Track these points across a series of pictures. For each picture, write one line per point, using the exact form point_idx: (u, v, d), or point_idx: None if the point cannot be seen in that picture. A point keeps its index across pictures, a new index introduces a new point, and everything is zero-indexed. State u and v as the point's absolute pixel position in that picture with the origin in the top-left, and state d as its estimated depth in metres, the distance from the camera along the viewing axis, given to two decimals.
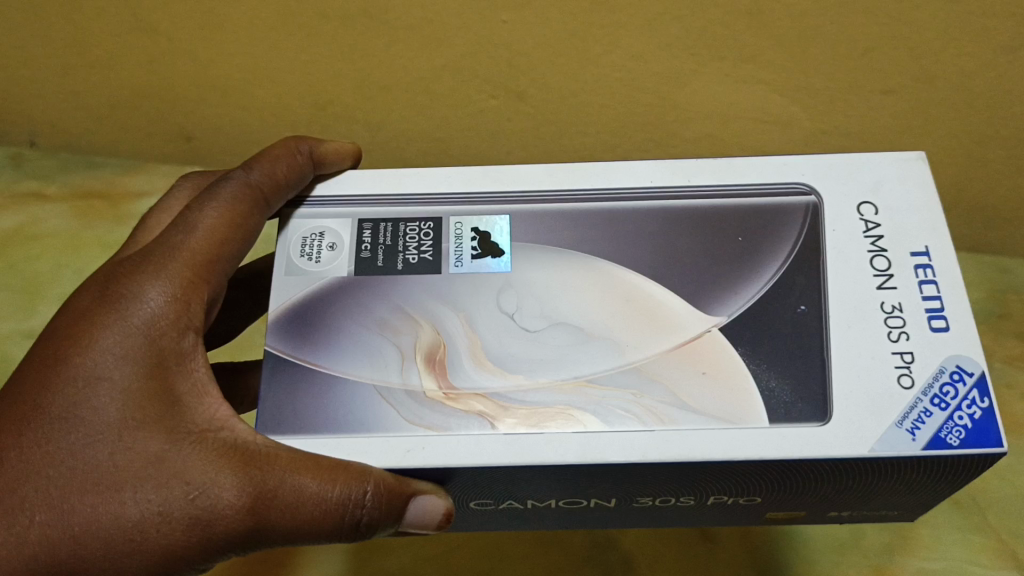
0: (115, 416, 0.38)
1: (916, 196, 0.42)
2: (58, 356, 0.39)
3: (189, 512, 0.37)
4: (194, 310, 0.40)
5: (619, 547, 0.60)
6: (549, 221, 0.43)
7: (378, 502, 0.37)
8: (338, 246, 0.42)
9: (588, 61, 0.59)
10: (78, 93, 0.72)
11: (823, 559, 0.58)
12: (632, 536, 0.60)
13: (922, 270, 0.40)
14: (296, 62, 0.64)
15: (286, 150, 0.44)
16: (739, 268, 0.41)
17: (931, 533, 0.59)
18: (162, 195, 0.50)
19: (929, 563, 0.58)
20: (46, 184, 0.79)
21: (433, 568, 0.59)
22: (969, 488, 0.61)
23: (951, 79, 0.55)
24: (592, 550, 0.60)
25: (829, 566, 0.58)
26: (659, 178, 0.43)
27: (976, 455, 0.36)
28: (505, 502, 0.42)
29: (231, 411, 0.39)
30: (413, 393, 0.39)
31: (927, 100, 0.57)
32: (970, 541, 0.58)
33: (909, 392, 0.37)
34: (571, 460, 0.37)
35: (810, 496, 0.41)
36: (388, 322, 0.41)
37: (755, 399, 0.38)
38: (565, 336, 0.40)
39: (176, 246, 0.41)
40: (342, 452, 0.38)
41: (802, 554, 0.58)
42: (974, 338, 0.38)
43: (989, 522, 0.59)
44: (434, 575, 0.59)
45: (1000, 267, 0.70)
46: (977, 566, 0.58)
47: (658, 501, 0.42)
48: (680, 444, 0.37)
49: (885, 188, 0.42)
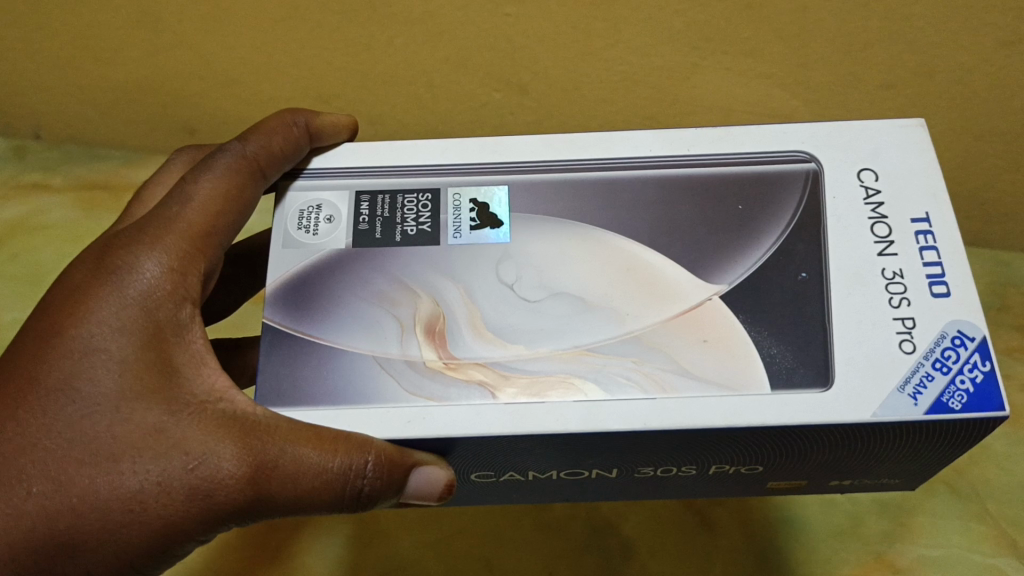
0: (112, 387, 0.38)
1: (917, 161, 0.42)
2: (55, 329, 0.39)
3: (188, 482, 0.37)
4: (191, 282, 0.40)
5: (618, 534, 0.62)
6: (546, 191, 0.42)
7: (379, 473, 0.37)
8: (336, 218, 0.42)
9: (595, 59, 0.62)
10: (87, 85, 0.76)
11: (823, 545, 0.60)
12: (632, 523, 0.62)
13: (922, 237, 0.40)
14: (315, 58, 0.67)
15: (282, 124, 0.44)
16: (739, 236, 0.41)
17: (930, 521, 0.61)
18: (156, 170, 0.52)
19: (928, 550, 0.60)
20: (51, 175, 0.83)
21: (442, 548, 0.61)
22: (970, 479, 0.63)
23: (948, 71, 0.58)
24: (592, 536, 0.61)
25: (829, 553, 0.60)
26: (663, 148, 0.43)
27: (977, 419, 0.36)
28: (506, 474, 0.42)
29: (230, 381, 0.39)
30: (413, 363, 0.39)
31: (922, 97, 0.60)
32: (970, 529, 0.61)
33: (911, 357, 0.37)
34: (573, 428, 0.37)
35: (813, 464, 0.41)
36: (387, 293, 0.41)
37: (756, 365, 0.38)
38: (566, 306, 0.40)
39: (173, 219, 0.41)
40: (341, 423, 0.38)
41: (801, 541, 0.60)
42: (975, 303, 0.38)
43: (990, 511, 0.62)
44: (442, 556, 0.61)
45: (998, 260, 0.73)
46: (976, 554, 0.60)
47: (660, 471, 0.42)
48: (681, 412, 0.37)
49: (885, 154, 0.42)
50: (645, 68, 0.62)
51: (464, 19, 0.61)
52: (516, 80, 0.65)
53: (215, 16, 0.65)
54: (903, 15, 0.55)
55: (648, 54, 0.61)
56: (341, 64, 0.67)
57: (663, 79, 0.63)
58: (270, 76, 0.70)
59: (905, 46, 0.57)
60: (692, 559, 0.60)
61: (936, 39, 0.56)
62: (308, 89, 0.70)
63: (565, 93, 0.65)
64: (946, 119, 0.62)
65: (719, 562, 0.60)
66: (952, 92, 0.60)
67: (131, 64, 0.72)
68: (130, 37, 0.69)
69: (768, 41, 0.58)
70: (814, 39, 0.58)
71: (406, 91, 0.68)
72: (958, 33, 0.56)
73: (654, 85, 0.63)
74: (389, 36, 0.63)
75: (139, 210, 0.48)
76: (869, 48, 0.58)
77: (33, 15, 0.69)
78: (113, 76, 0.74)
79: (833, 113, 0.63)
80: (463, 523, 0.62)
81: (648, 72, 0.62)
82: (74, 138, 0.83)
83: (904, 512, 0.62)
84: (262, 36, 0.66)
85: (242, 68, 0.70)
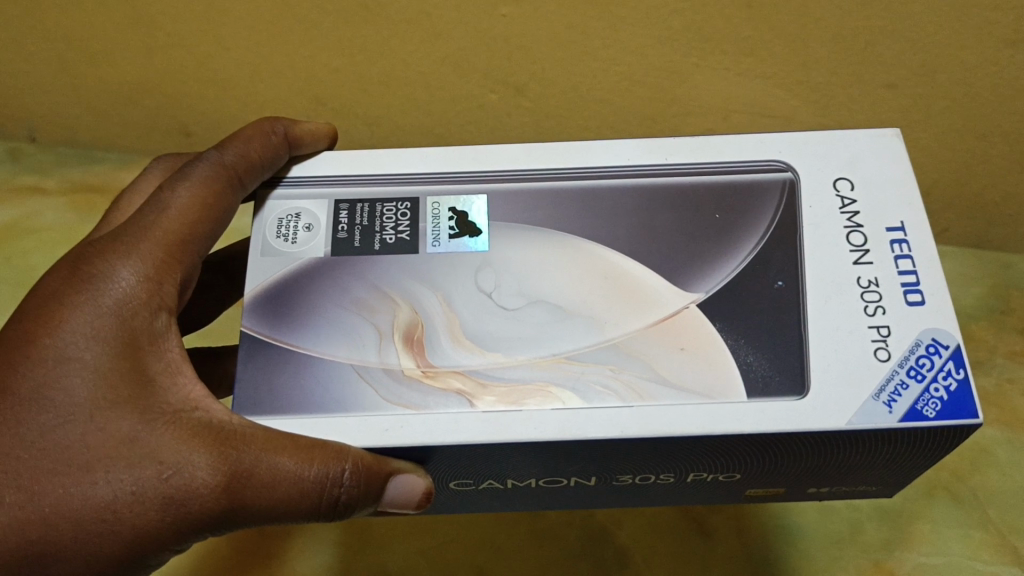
0: (86, 396, 0.38)
1: (891, 171, 0.42)
2: (28, 337, 0.39)
3: (162, 491, 0.37)
4: (167, 290, 0.40)
5: (614, 542, 0.61)
6: (524, 201, 0.43)
7: (356, 481, 0.37)
8: (315, 226, 0.42)
9: (591, 60, 0.62)
10: (82, 87, 0.76)
11: (821, 553, 0.60)
12: (627, 532, 0.62)
13: (897, 246, 0.40)
14: (311, 61, 0.67)
15: (261, 132, 0.44)
16: (717, 244, 0.41)
17: (930, 528, 0.61)
18: (132, 179, 0.52)
19: (928, 558, 0.60)
20: (46, 178, 0.83)
21: (437, 552, 0.61)
22: (971, 484, 0.63)
23: (948, 71, 0.58)
24: (588, 544, 0.61)
25: (828, 561, 0.60)
26: (641, 158, 0.44)
27: (951, 426, 0.36)
28: (485, 482, 0.42)
29: (205, 391, 0.39)
30: (391, 371, 0.39)
31: (922, 95, 0.60)
32: (970, 536, 0.61)
33: (886, 365, 0.38)
34: (551, 436, 0.37)
35: (790, 471, 0.41)
36: (365, 301, 0.41)
37: (733, 373, 0.38)
38: (543, 314, 0.40)
39: (149, 226, 0.41)
40: (317, 432, 0.38)
41: (799, 549, 0.60)
42: (949, 312, 0.39)
43: (990, 517, 0.62)
44: (437, 559, 0.60)
45: (994, 265, 0.72)
46: (978, 562, 0.60)
47: (638, 478, 0.42)
48: (659, 419, 0.37)
49: (860, 163, 0.43)
50: (642, 70, 0.62)
51: (463, 21, 0.61)
52: (513, 82, 0.65)
53: (212, 17, 0.65)
54: (901, 15, 0.56)
55: (645, 56, 0.61)
56: (337, 66, 0.67)
57: (661, 80, 0.63)
58: (266, 80, 0.70)
59: (903, 48, 0.57)
60: (688, 567, 0.60)
61: (933, 41, 0.56)
62: (305, 93, 0.70)
63: (563, 95, 0.65)
64: (943, 122, 0.62)
65: (715, 569, 0.60)
66: (951, 93, 0.60)
67: (127, 66, 0.72)
68: (126, 38, 0.69)
69: (766, 41, 0.58)
70: (813, 39, 0.58)
71: (403, 93, 0.68)
72: (955, 35, 0.56)
73: (650, 87, 0.63)
74: (387, 38, 0.63)
75: (116, 218, 0.48)
76: (867, 49, 0.58)
77: (29, 17, 0.69)
78: (109, 78, 0.74)
79: (829, 115, 0.63)
80: (457, 529, 0.62)
81: (645, 73, 0.62)
82: (68, 142, 0.83)
83: (903, 519, 0.62)
84: (259, 39, 0.66)
85: (238, 72, 0.70)
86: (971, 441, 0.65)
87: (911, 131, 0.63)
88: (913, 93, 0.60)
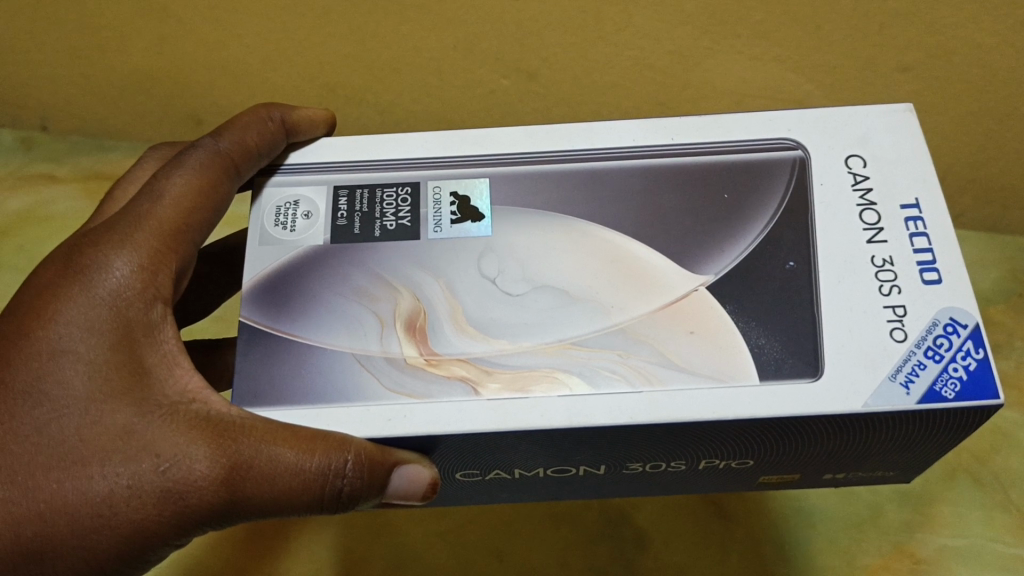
0: (81, 389, 0.37)
1: (903, 147, 0.41)
2: (21, 332, 0.39)
3: (160, 485, 0.36)
4: (163, 280, 0.40)
5: (632, 523, 0.61)
6: (528, 184, 0.42)
7: (360, 472, 0.36)
8: (314, 214, 0.42)
9: (601, 42, 0.61)
10: (91, 75, 0.75)
11: (842, 535, 0.59)
12: (645, 513, 0.61)
13: (912, 223, 0.39)
14: (318, 48, 0.66)
15: (258, 120, 0.44)
16: (726, 226, 0.40)
17: (952, 510, 0.60)
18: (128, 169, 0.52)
19: (950, 540, 0.59)
20: (58, 166, 0.83)
21: (446, 542, 0.60)
22: (990, 465, 0.62)
23: (968, 53, 0.57)
24: (605, 525, 0.60)
25: (848, 542, 0.59)
26: (647, 138, 0.43)
27: (971, 408, 0.35)
28: (492, 472, 0.41)
29: (203, 382, 0.39)
30: (393, 360, 0.38)
31: (941, 78, 0.59)
32: (992, 519, 0.60)
33: (902, 345, 0.37)
34: (558, 423, 0.36)
35: (805, 457, 0.40)
36: (366, 289, 0.40)
37: (745, 357, 0.37)
38: (549, 299, 0.39)
39: (144, 216, 0.41)
40: (319, 422, 0.37)
41: (820, 530, 0.59)
42: (967, 290, 0.38)
43: (1011, 499, 0.60)
44: (447, 549, 0.60)
45: (1018, 248, 0.71)
46: (1000, 543, 0.59)
47: (649, 466, 0.41)
48: (669, 405, 0.36)
49: (872, 140, 0.41)
50: (654, 52, 0.61)
51: (471, 4, 0.60)
52: (523, 67, 0.64)
53: (218, 3, 0.65)
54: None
55: (657, 37, 0.60)
56: (344, 53, 0.66)
57: (673, 64, 0.61)
58: (275, 67, 0.69)
59: (924, 26, 0.56)
60: (707, 549, 0.59)
61: (954, 18, 0.55)
62: (313, 81, 0.69)
63: (572, 79, 0.64)
64: (965, 102, 0.60)
65: (734, 550, 0.59)
66: (971, 74, 0.58)
67: (135, 54, 0.72)
68: (133, 26, 0.69)
69: (781, 22, 0.57)
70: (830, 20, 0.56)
71: (411, 80, 0.67)
72: (976, 14, 0.54)
73: (663, 70, 0.62)
74: (395, 24, 0.62)
75: (113, 209, 0.48)
76: (886, 26, 0.56)
77: (37, 5, 0.68)
78: (117, 67, 0.74)
79: (845, 96, 0.61)
80: (470, 515, 0.61)
81: (655, 56, 0.61)
82: (80, 130, 0.83)
83: (924, 501, 0.60)
84: (267, 27, 0.66)
85: (246, 60, 0.69)
86: (992, 423, 0.63)
87: (931, 112, 0.61)
88: (932, 76, 0.59)
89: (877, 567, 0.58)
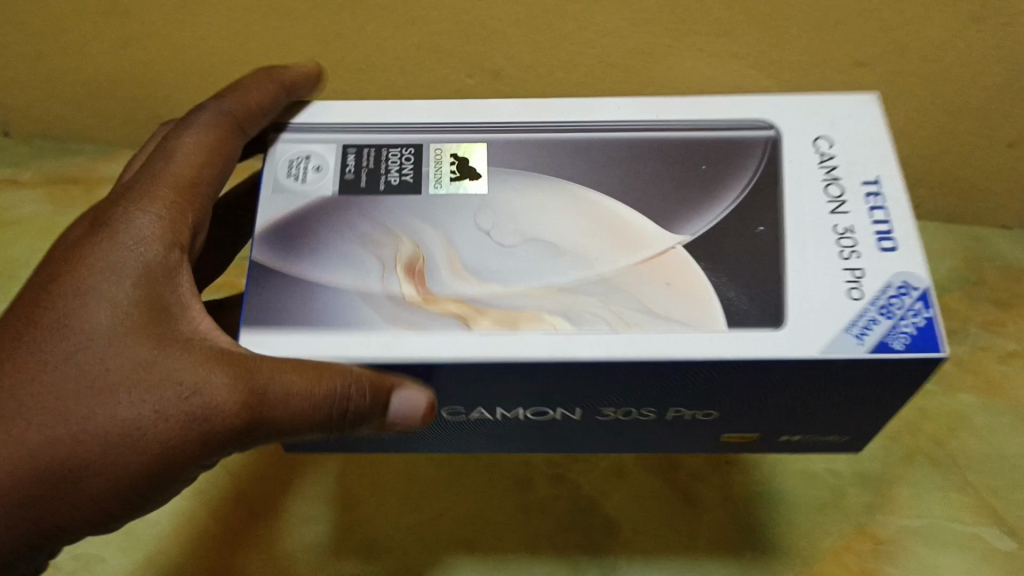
0: (109, 325, 0.43)
1: (867, 127, 0.45)
2: (55, 279, 0.45)
3: (183, 409, 0.42)
4: (182, 230, 0.46)
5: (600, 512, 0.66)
6: (522, 150, 0.46)
7: (363, 394, 0.41)
8: (323, 167, 0.46)
9: (562, 40, 0.66)
10: (55, 77, 0.80)
11: (802, 520, 0.66)
12: (611, 503, 0.67)
13: (873, 198, 0.43)
14: (279, 48, 0.71)
15: (261, 82, 0.48)
16: (699, 193, 0.45)
17: (912, 495, 0.67)
18: (142, 141, 0.57)
19: (913, 522, 0.66)
20: (21, 171, 0.87)
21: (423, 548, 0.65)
22: (948, 448, 0.70)
23: (908, 34, 0.63)
24: (574, 513, 0.66)
25: (809, 528, 0.65)
26: (633, 113, 0.47)
27: (917, 358, 0.39)
28: (475, 411, 0.46)
29: (218, 324, 0.44)
30: (394, 296, 0.43)
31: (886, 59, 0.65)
32: (955, 500, 0.67)
33: (859, 302, 0.41)
34: (542, 355, 0.40)
35: (763, 409, 0.44)
36: (370, 236, 0.45)
37: (713, 303, 0.42)
38: (537, 251, 0.44)
39: (162, 176, 0.46)
40: (330, 348, 0.42)
41: (782, 514, 0.66)
42: (920, 257, 0.42)
43: (970, 481, 0.68)
44: (419, 552, 0.65)
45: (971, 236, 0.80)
46: (960, 522, 0.66)
47: (621, 413, 0.45)
48: (643, 344, 0.40)
49: (841, 122, 0.46)
50: (617, 50, 0.66)
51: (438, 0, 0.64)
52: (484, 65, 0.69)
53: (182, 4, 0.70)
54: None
55: (621, 34, 0.65)
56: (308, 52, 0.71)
57: (627, 58, 0.66)
58: (235, 67, 0.74)
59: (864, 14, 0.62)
60: (673, 536, 0.65)
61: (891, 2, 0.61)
62: None
63: (536, 78, 0.69)
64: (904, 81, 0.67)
65: (702, 538, 0.65)
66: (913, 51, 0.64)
67: (100, 53, 0.76)
68: (96, 28, 0.74)
69: (739, 17, 0.63)
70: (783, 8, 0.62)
71: (376, 77, 0.72)
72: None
73: (621, 66, 0.67)
74: (359, 21, 0.67)
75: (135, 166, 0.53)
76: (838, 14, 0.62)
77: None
78: (81, 67, 0.79)
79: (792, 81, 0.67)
80: (456, 499, 0.67)
81: (619, 55, 0.66)
82: (43, 133, 0.87)
83: (885, 488, 0.68)
84: (229, 21, 0.70)
85: (206, 61, 0.75)
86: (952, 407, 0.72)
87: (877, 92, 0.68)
88: (880, 60, 0.65)
89: (841, 546, 0.65)
